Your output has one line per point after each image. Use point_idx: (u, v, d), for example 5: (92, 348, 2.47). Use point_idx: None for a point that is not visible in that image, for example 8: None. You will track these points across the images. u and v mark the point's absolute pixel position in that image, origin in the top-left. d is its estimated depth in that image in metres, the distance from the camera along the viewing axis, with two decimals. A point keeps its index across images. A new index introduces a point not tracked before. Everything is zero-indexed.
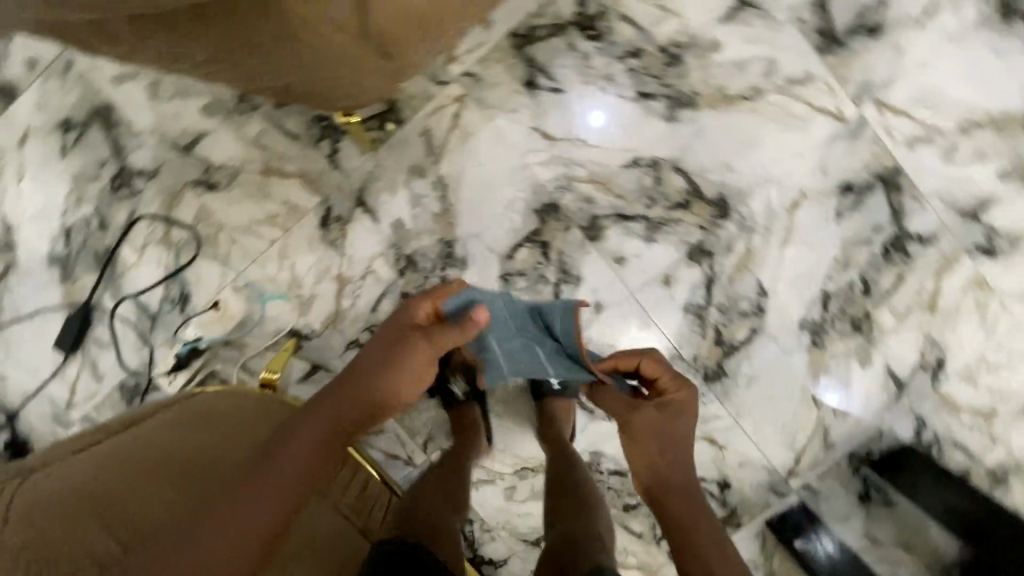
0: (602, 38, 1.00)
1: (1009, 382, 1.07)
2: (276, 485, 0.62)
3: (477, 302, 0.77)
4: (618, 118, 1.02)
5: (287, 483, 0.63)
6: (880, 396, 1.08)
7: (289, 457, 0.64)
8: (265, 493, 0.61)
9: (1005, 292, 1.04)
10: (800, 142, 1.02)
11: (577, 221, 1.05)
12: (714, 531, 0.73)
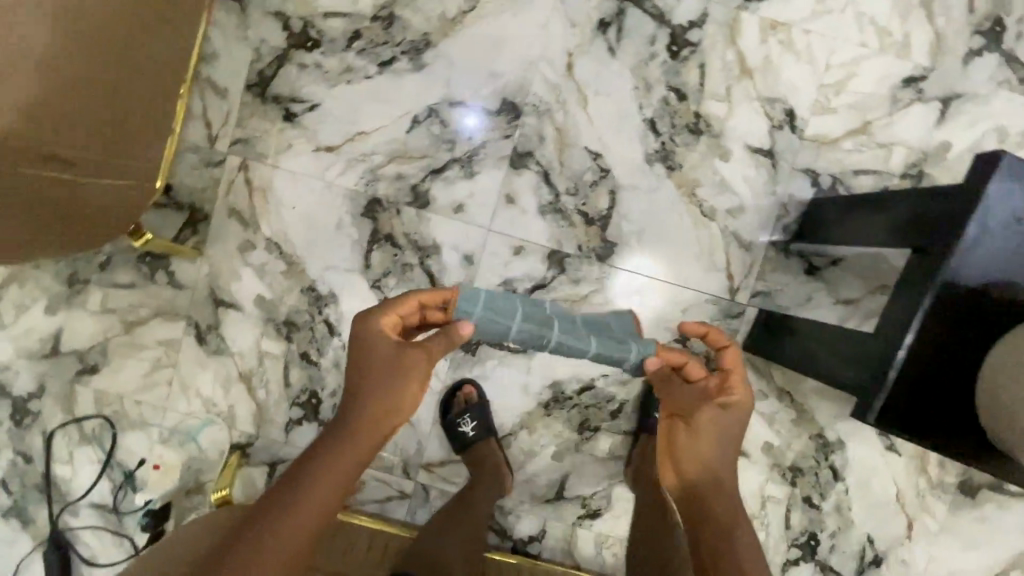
0: (321, 42, 1.05)
1: (859, 91, 1.05)
2: (328, 482, 0.63)
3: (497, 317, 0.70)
4: (377, 96, 1.05)
5: (337, 476, 0.64)
6: (759, 175, 1.06)
7: (328, 457, 0.65)
8: (325, 489, 0.63)
9: (797, 19, 1.04)
10: (536, 15, 1.04)
11: (402, 201, 1.07)
12: (756, 543, 0.66)
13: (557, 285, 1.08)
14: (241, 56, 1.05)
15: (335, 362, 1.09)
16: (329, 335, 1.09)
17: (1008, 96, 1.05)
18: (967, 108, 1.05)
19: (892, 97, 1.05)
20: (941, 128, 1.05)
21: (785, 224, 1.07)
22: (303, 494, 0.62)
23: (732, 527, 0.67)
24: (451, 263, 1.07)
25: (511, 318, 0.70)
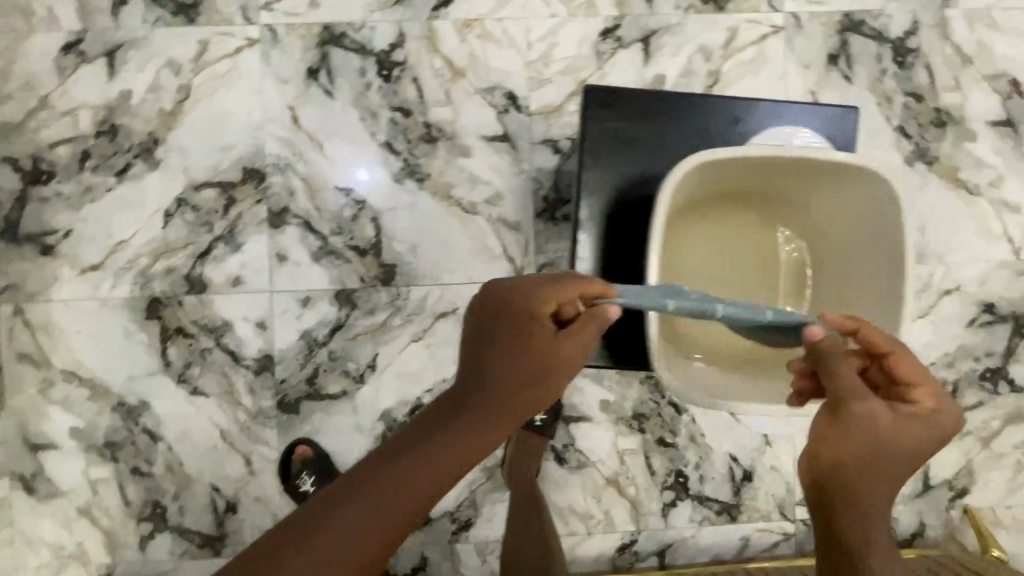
0: (54, 171, 1.07)
1: (566, 56, 1.11)
2: (398, 491, 0.52)
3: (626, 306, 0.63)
4: (124, 203, 1.08)
5: (400, 512, 0.51)
6: (503, 160, 1.10)
7: (442, 460, 0.54)
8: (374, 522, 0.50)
9: (486, 11, 1.10)
10: (247, 82, 1.08)
11: (181, 292, 1.09)
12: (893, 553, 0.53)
13: (353, 322, 1.10)
14: None
15: (167, 465, 1.10)
16: (153, 442, 1.09)
17: (698, 18, 1.12)
18: (667, 41, 1.11)
19: (597, 52, 1.11)
20: (650, 65, 1.11)
21: (544, 196, 1.11)
22: (344, 509, 0.50)
23: (864, 491, 0.54)
24: (247, 335, 1.09)
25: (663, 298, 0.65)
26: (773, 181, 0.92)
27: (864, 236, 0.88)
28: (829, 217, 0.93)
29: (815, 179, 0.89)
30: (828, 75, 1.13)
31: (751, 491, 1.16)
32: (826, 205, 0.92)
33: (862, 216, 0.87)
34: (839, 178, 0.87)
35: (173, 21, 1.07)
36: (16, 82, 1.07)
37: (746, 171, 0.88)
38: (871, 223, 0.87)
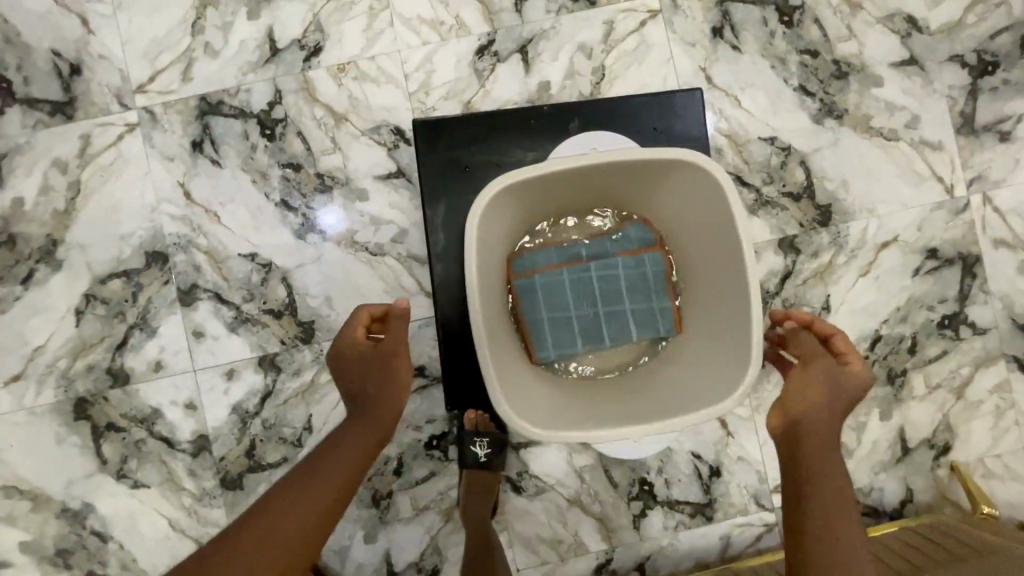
0: None
1: (445, 82, 1.09)
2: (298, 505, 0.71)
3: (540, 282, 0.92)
4: (34, 309, 1.07)
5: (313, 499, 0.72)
6: (402, 195, 1.08)
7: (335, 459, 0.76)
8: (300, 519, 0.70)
9: (358, 52, 1.09)
10: (135, 167, 1.08)
11: (104, 387, 1.07)
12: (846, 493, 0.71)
13: (280, 385, 1.07)
14: None
15: (120, 564, 1.07)
16: (102, 543, 1.07)
17: (572, 18, 1.09)
18: (544, 46, 1.09)
19: (476, 71, 1.09)
20: (532, 73, 1.09)
21: None
22: (271, 521, 0.70)
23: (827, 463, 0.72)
24: (176, 418, 1.07)
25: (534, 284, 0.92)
26: (612, 185, 0.90)
27: (713, 229, 0.86)
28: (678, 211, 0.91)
29: (644, 179, 0.89)
30: (715, 48, 1.09)
31: (723, 486, 1.09)
32: (672, 203, 0.91)
33: (698, 205, 0.87)
34: (662, 172, 0.87)
35: (53, 122, 1.08)
36: None
37: (571, 188, 0.89)
38: (708, 212, 0.86)
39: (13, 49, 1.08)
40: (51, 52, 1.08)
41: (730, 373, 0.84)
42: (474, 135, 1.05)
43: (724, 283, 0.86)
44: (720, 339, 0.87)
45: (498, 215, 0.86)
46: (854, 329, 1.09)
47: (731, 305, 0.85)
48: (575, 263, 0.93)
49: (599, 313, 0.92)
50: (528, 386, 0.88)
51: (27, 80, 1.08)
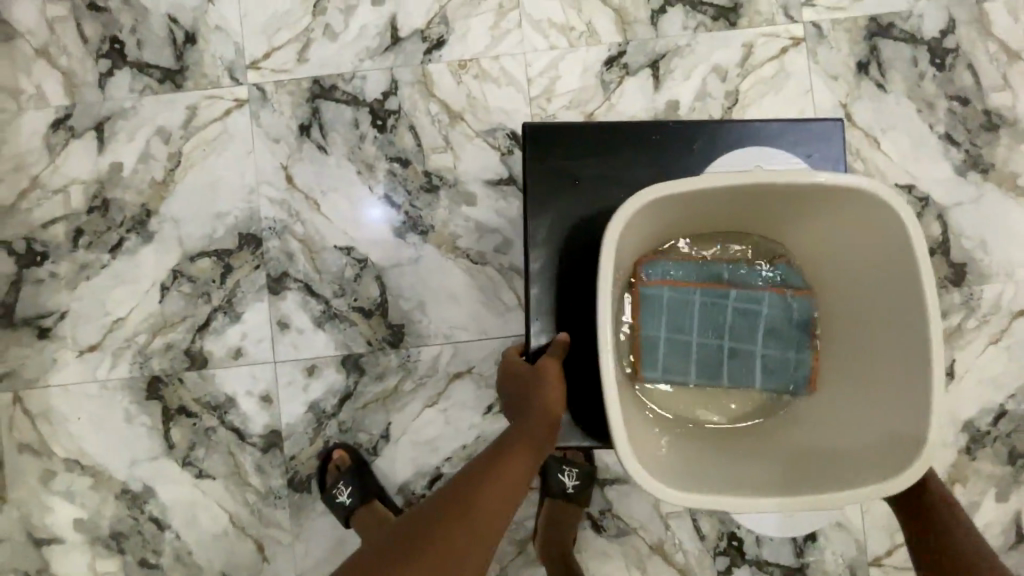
0: (49, 252, 1.03)
1: (568, 90, 1.04)
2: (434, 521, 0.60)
3: (651, 296, 0.72)
4: (120, 279, 1.03)
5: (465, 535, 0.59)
6: (510, 204, 1.03)
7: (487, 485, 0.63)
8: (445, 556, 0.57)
9: (481, 51, 1.04)
10: (239, 145, 1.04)
11: (180, 368, 1.03)
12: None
13: (362, 388, 1.02)
14: None
15: (174, 555, 1.02)
16: (159, 530, 1.02)
17: (709, 37, 1.04)
18: (677, 63, 1.03)
19: (602, 82, 1.04)
20: (661, 90, 1.03)
21: None
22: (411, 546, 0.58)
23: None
24: (250, 410, 1.02)
25: (653, 303, 0.72)
26: (762, 214, 0.69)
27: (884, 275, 0.63)
28: (840, 248, 0.68)
29: (807, 209, 0.67)
30: (858, 85, 1.03)
31: (818, 552, 1.02)
32: (831, 231, 0.68)
33: (876, 243, 0.63)
34: (833, 201, 0.65)
35: (161, 88, 1.04)
36: (5, 164, 1.03)
37: (715, 206, 0.68)
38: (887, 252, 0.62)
39: (129, 10, 1.04)
40: (167, 17, 1.04)
41: (895, 459, 0.59)
42: (577, 147, 0.80)
43: (895, 341, 0.62)
44: (879, 409, 0.63)
45: (637, 225, 0.65)
46: (977, 401, 1.01)
47: (900, 357, 0.61)
48: (715, 287, 0.73)
49: (725, 347, 0.72)
50: (632, 424, 0.65)
51: (139, 44, 1.04)
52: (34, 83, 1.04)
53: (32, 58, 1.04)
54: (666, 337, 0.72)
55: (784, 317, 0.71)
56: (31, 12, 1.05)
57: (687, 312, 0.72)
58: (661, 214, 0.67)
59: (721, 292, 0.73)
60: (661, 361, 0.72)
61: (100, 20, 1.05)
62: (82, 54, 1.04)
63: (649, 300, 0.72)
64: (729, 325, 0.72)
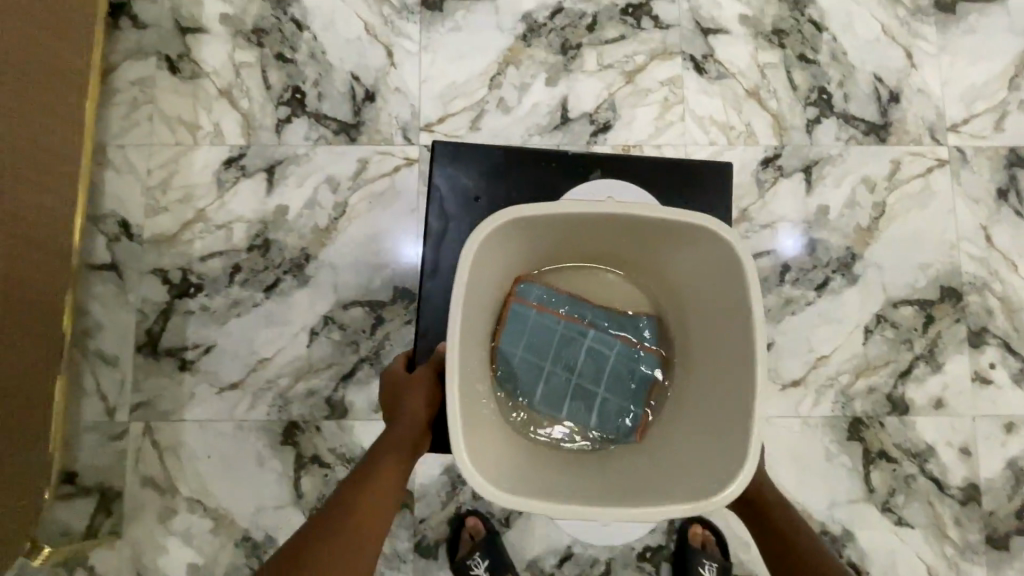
0: (203, 285, 1.04)
1: None
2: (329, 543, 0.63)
3: (524, 316, 0.68)
4: (270, 320, 1.04)
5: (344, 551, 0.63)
6: None
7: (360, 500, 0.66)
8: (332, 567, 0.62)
9: (644, 138, 1.09)
10: (404, 201, 1.06)
11: (319, 416, 1.02)
12: None
13: None
14: (126, 320, 1.04)
15: None
16: None
17: (860, 150, 1.09)
18: (828, 170, 1.09)
19: (757, 181, 1.08)
20: (813, 194, 1.08)
21: None
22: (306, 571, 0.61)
23: None
24: None
25: (519, 325, 0.68)
26: (592, 245, 0.68)
27: (726, 312, 0.63)
28: (693, 286, 0.67)
29: (659, 247, 0.67)
30: (998, 209, 1.09)
31: None
32: (678, 267, 0.68)
33: (714, 273, 0.63)
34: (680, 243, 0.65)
35: (335, 139, 1.08)
36: (174, 195, 1.06)
37: (573, 234, 0.66)
38: (725, 285, 0.62)
39: (314, 64, 1.10)
40: (349, 74, 1.09)
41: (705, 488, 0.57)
42: (483, 168, 0.84)
43: (719, 367, 0.63)
44: (709, 445, 0.60)
45: (490, 254, 0.63)
46: None
47: (727, 388, 0.61)
48: (580, 322, 0.70)
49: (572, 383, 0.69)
50: (488, 452, 0.61)
51: (320, 96, 1.09)
52: (213, 122, 1.08)
53: (215, 99, 1.09)
54: (524, 359, 0.68)
55: (633, 369, 0.68)
56: (220, 55, 1.10)
57: (551, 345, 0.69)
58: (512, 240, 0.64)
59: (583, 328, 0.70)
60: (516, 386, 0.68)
61: (285, 70, 1.10)
62: (263, 99, 1.09)
63: (517, 326, 0.68)
64: (583, 360, 0.69)
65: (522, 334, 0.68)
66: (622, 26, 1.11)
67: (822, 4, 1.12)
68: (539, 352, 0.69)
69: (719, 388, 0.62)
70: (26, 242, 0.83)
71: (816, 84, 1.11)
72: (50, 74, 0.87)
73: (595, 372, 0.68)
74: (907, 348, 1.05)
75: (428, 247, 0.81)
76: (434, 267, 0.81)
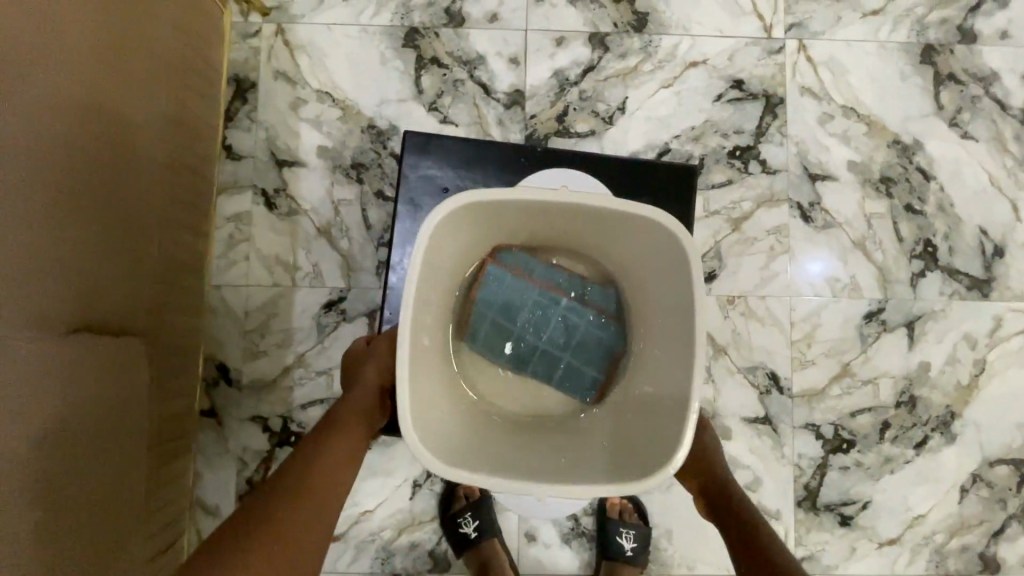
0: (304, 433, 1.03)
1: (828, 338, 1.08)
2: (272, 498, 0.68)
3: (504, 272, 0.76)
4: (373, 470, 1.03)
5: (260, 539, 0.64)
6: (765, 445, 1.06)
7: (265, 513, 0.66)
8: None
9: (749, 289, 1.08)
10: None
11: (422, 569, 1.03)
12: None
13: None
14: (225, 468, 1.02)
15: None
16: None
17: (964, 304, 1.09)
18: (931, 325, 1.08)
19: (860, 334, 1.08)
20: (915, 350, 1.08)
21: (805, 483, 1.06)
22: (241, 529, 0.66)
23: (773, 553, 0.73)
24: None
25: (502, 280, 0.76)
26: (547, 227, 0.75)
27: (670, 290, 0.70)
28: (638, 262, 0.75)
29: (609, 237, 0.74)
30: None
31: None
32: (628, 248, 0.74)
33: (661, 256, 0.71)
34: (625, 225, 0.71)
35: None
36: (273, 338, 1.04)
37: (531, 218, 0.73)
38: (669, 269, 0.70)
39: None
40: None
41: (642, 467, 0.65)
42: (456, 163, 0.94)
43: (667, 329, 0.71)
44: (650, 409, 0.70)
45: (446, 233, 0.69)
46: None
47: (668, 357, 0.70)
48: (553, 289, 0.77)
49: (539, 346, 0.76)
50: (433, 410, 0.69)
51: None
52: (311, 262, 1.06)
53: (313, 237, 1.06)
54: (497, 318, 0.76)
55: (595, 335, 0.76)
56: (318, 190, 1.07)
57: (522, 304, 0.76)
58: (474, 218, 0.71)
59: (555, 295, 0.77)
60: (487, 345, 0.76)
61: (385, 208, 1.07)
62: (362, 238, 1.06)
63: (499, 280, 0.76)
64: (553, 326, 0.76)
65: (500, 292, 0.76)
66: (730, 170, 1.09)
67: (930, 151, 1.11)
68: (512, 309, 0.76)
69: (667, 353, 0.70)
70: (170, 284, 0.78)
71: (922, 236, 1.10)
72: (172, 98, 0.76)
73: (562, 332, 0.76)
74: (1001, 507, 1.07)
75: (396, 243, 0.92)
76: (400, 261, 0.92)
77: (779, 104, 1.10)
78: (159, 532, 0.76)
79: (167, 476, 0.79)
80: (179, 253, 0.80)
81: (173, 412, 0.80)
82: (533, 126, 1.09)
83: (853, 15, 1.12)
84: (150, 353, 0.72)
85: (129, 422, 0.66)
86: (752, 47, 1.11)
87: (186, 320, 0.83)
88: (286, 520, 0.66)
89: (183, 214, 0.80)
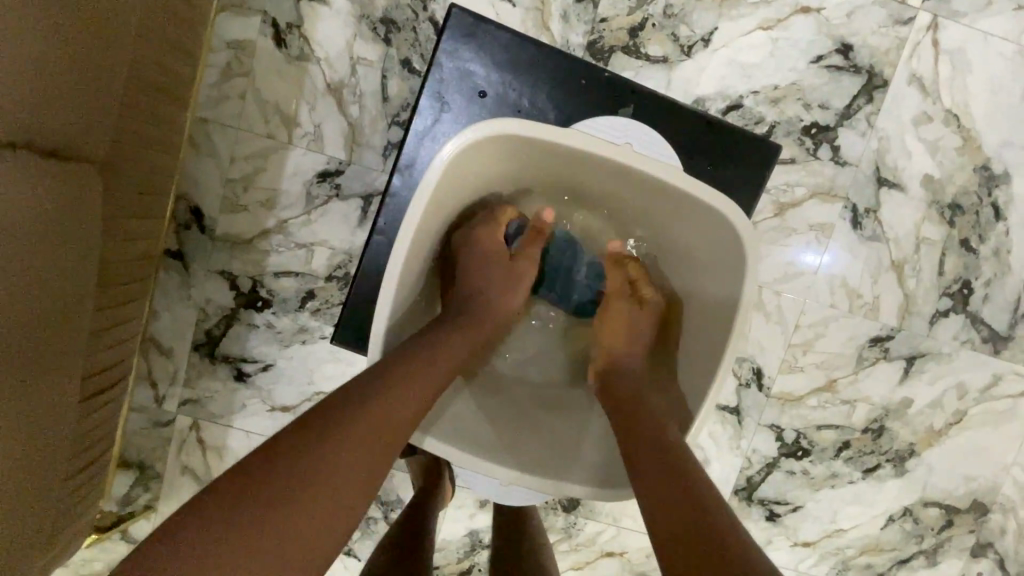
0: (273, 301, 0.98)
1: (826, 351, 1.04)
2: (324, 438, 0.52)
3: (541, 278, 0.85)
4: (336, 356, 1.01)
5: (354, 467, 0.52)
6: (725, 432, 1.06)
7: (340, 436, 0.52)
8: (307, 531, 0.48)
9: (768, 281, 1.01)
10: None
11: None
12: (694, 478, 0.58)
13: None
14: (185, 315, 0.98)
15: None
16: None
17: (972, 354, 1.05)
18: (931, 365, 1.05)
19: (859, 355, 1.04)
20: (904, 385, 1.05)
21: (749, 475, 1.08)
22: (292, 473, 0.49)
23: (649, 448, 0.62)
24: None
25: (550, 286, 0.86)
26: (596, 184, 0.76)
27: (715, 295, 0.73)
28: (683, 245, 0.77)
29: (663, 215, 0.76)
30: None
31: None
32: (676, 235, 0.77)
33: (713, 243, 0.72)
34: (675, 202, 0.72)
35: None
36: (256, 194, 0.95)
37: (571, 169, 0.74)
38: (719, 258, 0.72)
39: None
40: None
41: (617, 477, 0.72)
42: (501, 64, 0.81)
43: (697, 320, 0.76)
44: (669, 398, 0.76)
45: (485, 151, 0.67)
46: None
47: (694, 356, 0.74)
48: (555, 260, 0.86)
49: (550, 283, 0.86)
50: None
51: None
52: (312, 123, 0.93)
53: (319, 93, 0.93)
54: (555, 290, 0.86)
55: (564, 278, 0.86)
56: (337, 39, 0.92)
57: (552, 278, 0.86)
58: (516, 151, 0.69)
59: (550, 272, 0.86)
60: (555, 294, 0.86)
61: (408, 84, 0.93)
62: (376, 110, 0.93)
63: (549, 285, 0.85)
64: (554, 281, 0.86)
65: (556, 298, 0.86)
66: (797, 147, 0.96)
67: (1014, 188, 0.99)
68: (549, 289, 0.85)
69: (694, 340, 0.75)
70: (145, 116, 0.67)
71: (964, 275, 1.02)
72: None
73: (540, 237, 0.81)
74: (916, 541, 1.11)
75: (408, 141, 0.80)
76: (410, 164, 0.81)
77: (880, 87, 0.95)
78: (101, 370, 0.73)
79: (117, 319, 0.74)
80: (161, 79, 0.68)
81: (131, 254, 0.73)
82: (600, 33, 0.92)
83: (1005, 4, 0.94)
84: (107, 184, 0.64)
85: (70, 259, 0.60)
86: (878, 8, 0.93)
87: (157, 155, 0.73)
88: (352, 456, 0.52)
89: (173, 33, 0.67)
